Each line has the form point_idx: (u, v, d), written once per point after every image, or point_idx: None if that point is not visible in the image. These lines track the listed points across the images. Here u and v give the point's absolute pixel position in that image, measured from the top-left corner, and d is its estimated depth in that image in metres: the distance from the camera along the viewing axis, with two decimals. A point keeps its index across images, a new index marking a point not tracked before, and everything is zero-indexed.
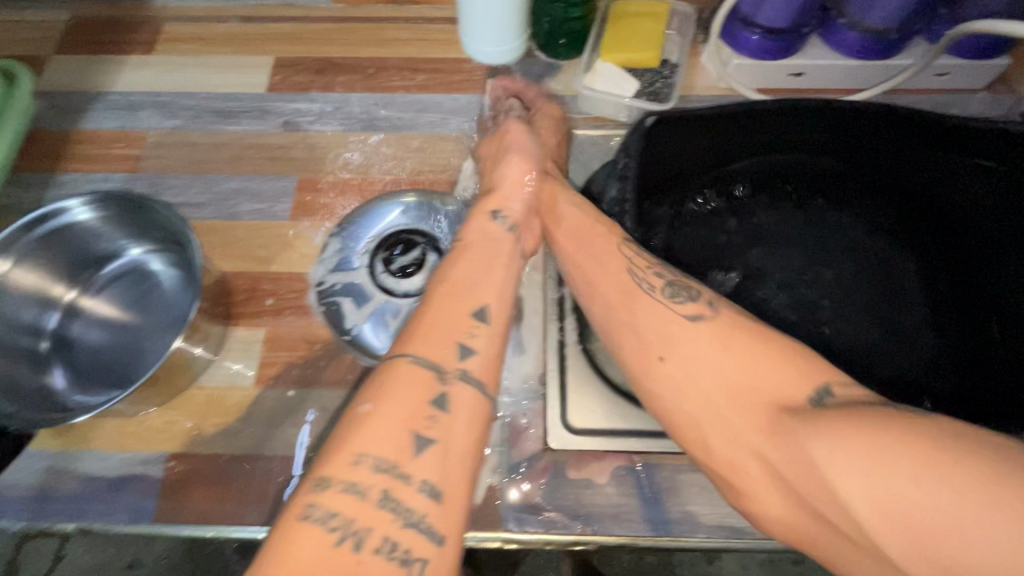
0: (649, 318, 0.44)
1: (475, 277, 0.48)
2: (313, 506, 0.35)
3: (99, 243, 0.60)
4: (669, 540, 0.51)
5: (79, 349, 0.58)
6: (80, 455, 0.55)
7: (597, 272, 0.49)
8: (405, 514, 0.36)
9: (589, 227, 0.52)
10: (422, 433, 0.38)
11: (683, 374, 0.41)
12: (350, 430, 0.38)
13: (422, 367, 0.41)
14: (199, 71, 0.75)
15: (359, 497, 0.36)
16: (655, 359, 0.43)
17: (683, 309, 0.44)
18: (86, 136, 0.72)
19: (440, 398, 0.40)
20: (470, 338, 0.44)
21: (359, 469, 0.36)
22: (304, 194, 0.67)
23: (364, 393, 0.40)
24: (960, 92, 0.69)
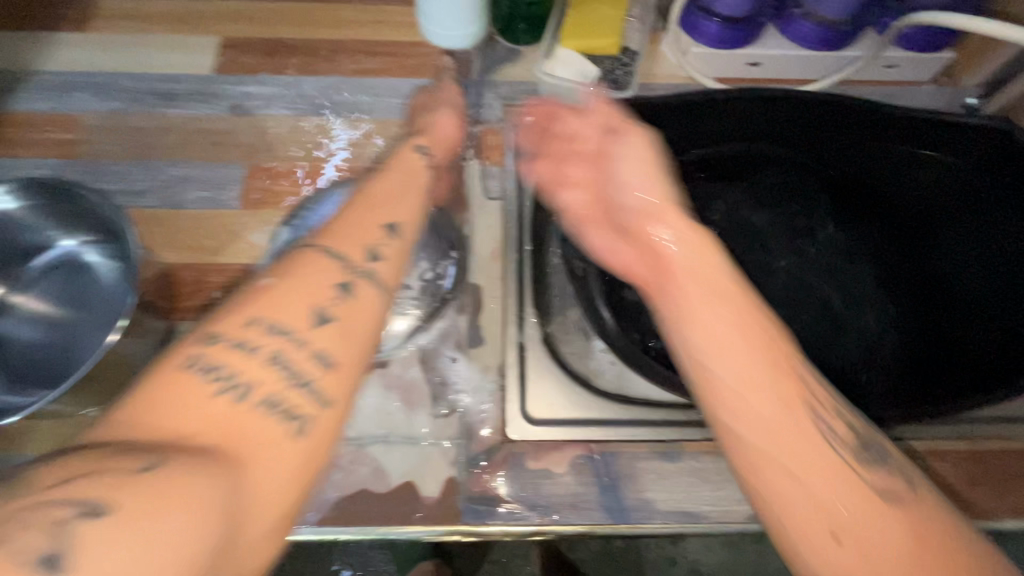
0: (829, 478, 0.36)
1: (393, 190, 0.49)
2: (201, 361, 0.34)
3: (26, 234, 0.56)
4: (626, 526, 0.52)
5: (8, 347, 0.55)
6: (11, 460, 0.52)
7: (758, 396, 0.38)
8: (294, 375, 0.36)
9: (755, 330, 0.40)
10: (322, 312, 0.38)
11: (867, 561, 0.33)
12: (248, 295, 0.38)
13: (329, 255, 0.41)
14: (138, 50, 0.71)
15: (245, 353, 0.35)
16: (829, 536, 0.34)
17: (874, 479, 0.36)
18: (13, 119, 0.67)
19: (348, 285, 0.40)
20: (381, 244, 0.44)
21: (252, 329, 0.36)
22: (255, 182, 0.64)
23: (267, 273, 0.40)
24: (908, 84, 0.70)
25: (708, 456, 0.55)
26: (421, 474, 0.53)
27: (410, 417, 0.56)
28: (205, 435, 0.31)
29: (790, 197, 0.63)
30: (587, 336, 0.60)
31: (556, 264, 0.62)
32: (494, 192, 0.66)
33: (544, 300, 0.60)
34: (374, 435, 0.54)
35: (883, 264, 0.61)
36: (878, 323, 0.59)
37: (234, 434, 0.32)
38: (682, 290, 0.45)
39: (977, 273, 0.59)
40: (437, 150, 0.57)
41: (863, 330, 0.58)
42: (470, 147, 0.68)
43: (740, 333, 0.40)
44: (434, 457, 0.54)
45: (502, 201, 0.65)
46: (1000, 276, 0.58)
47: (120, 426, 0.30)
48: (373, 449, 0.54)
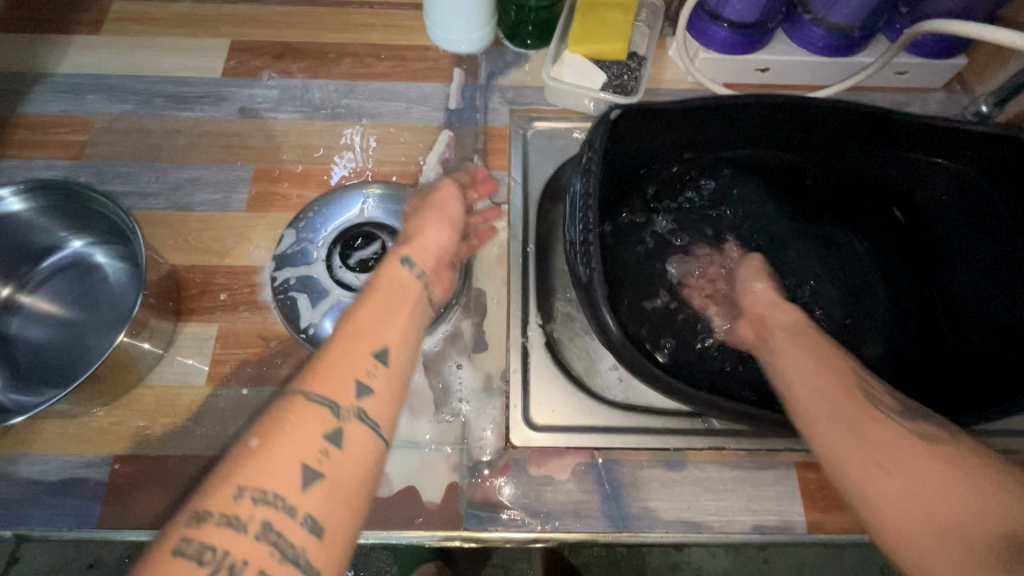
0: (884, 427, 0.39)
1: (389, 315, 0.43)
2: (187, 541, 0.30)
3: (37, 235, 0.57)
4: (628, 535, 0.51)
5: (18, 345, 0.55)
6: (18, 459, 0.53)
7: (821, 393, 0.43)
8: (283, 549, 0.31)
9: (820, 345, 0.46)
10: (312, 467, 0.33)
11: (917, 478, 0.35)
12: (232, 459, 0.33)
13: (319, 401, 0.36)
14: (150, 53, 0.72)
15: (235, 532, 0.31)
16: (875, 464, 0.37)
17: (910, 425, 0.39)
18: (26, 120, 0.68)
19: (337, 434, 0.35)
20: (372, 376, 0.39)
21: (239, 502, 0.31)
22: (262, 185, 0.65)
23: (252, 426, 0.35)
24: (918, 91, 0.70)
25: (712, 465, 0.54)
26: (423, 479, 0.53)
27: (412, 423, 0.55)
28: None
29: (780, 212, 0.66)
30: (590, 341, 0.60)
31: (558, 268, 0.62)
32: (500, 198, 0.66)
33: (547, 304, 0.60)
34: None
35: (871, 276, 0.63)
36: (877, 329, 0.61)
37: None
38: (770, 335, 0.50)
39: (967, 280, 0.60)
40: (429, 269, 0.50)
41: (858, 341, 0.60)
42: (476, 152, 0.68)
43: (802, 346, 0.47)
44: (437, 463, 0.54)
45: (508, 204, 0.65)
46: (998, 285, 0.59)
47: None
48: None
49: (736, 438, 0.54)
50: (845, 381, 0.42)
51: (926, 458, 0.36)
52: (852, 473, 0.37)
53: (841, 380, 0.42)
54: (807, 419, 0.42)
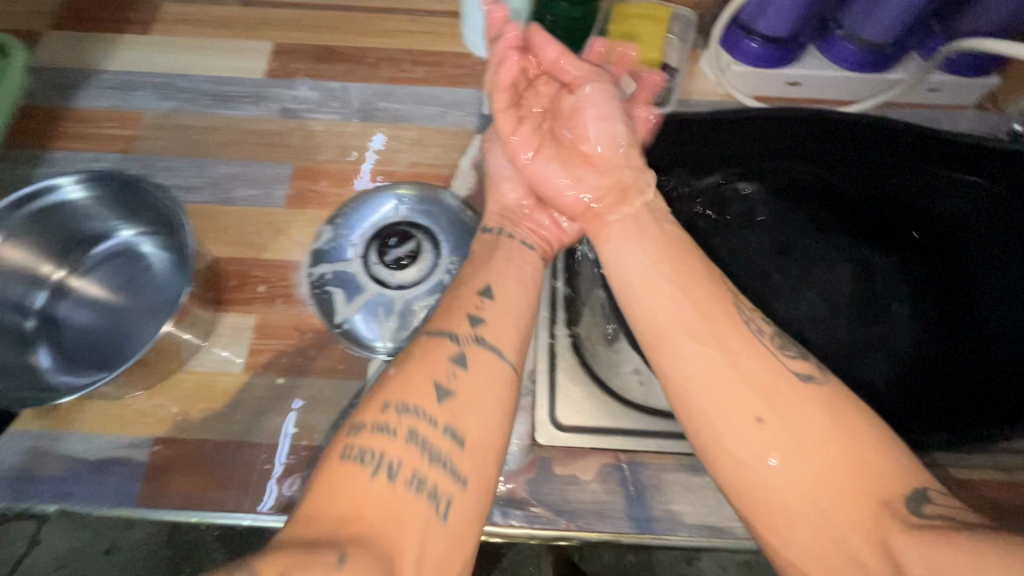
0: (759, 369, 0.39)
1: (482, 267, 0.50)
2: (351, 447, 0.37)
3: (90, 223, 0.60)
4: (651, 537, 0.52)
5: (66, 329, 0.58)
6: (62, 437, 0.55)
7: (706, 351, 0.40)
8: (432, 453, 0.37)
9: (697, 267, 0.45)
10: (443, 385, 0.39)
11: (788, 436, 0.36)
12: (378, 385, 0.40)
13: (436, 335, 0.43)
14: (196, 53, 0.74)
15: (387, 435, 0.37)
16: (753, 419, 0.37)
17: (792, 366, 0.40)
18: (78, 114, 0.71)
19: (461, 358, 0.41)
20: (481, 310, 0.45)
21: (388, 414, 0.38)
22: (301, 182, 0.67)
23: (395, 355, 0.43)
24: (949, 108, 0.70)
25: None
26: None
27: None
28: (371, 516, 0.34)
29: (805, 212, 0.64)
30: (614, 347, 0.60)
31: (584, 270, 0.63)
32: None
33: (573, 308, 0.61)
34: None
35: (897, 280, 0.60)
36: (908, 343, 0.58)
37: (392, 513, 0.34)
38: (636, 247, 0.47)
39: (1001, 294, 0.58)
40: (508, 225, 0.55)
41: (885, 348, 0.57)
42: None
43: (690, 266, 0.44)
44: None
45: None
46: None
47: (306, 514, 0.34)
48: None
49: None
50: (713, 317, 0.41)
51: (802, 411, 0.37)
52: (734, 448, 0.38)
53: (704, 308, 0.42)
54: (675, 372, 0.41)
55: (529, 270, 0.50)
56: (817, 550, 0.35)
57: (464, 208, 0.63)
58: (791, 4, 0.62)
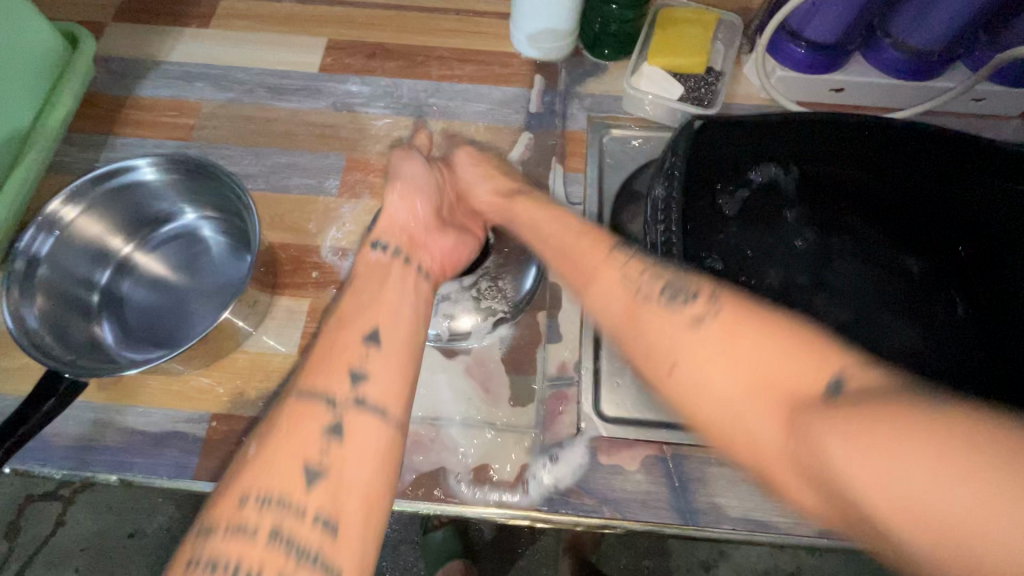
0: (658, 328, 0.40)
1: (368, 303, 0.48)
2: (200, 555, 0.35)
3: (157, 204, 0.62)
4: (695, 528, 0.53)
5: (129, 306, 0.60)
6: (125, 409, 0.57)
7: (626, 323, 0.42)
8: (297, 550, 0.35)
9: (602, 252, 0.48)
10: (313, 466, 0.38)
11: (699, 377, 0.36)
12: (239, 472, 0.39)
13: (313, 399, 0.41)
14: (253, 47, 0.77)
15: (247, 537, 0.35)
16: (665, 366, 0.38)
17: (683, 314, 0.39)
18: (141, 103, 0.73)
19: (333, 426, 0.40)
20: (365, 361, 0.43)
21: (246, 510, 0.36)
22: (353, 173, 0.69)
23: (253, 437, 0.41)
24: (993, 118, 0.71)
25: None
26: (497, 457, 0.56)
27: (487, 407, 0.58)
28: None
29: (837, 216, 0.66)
30: None
31: None
32: (576, 197, 0.69)
33: None
34: (452, 417, 0.58)
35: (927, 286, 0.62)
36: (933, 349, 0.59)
37: None
38: (596, 266, 0.47)
39: None
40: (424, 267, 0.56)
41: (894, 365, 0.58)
42: (554, 154, 0.71)
43: (598, 255, 0.48)
44: (511, 444, 0.56)
45: (584, 204, 0.68)
46: None
47: None
48: (449, 429, 0.57)
49: None
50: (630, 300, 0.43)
51: (694, 349, 0.37)
52: (673, 393, 0.37)
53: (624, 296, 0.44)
54: (614, 325, 0.43)
55: (414, 305, 0.50)
56: (748, 454, 0.34)
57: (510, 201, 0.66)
58: (840, 9, 0.63)
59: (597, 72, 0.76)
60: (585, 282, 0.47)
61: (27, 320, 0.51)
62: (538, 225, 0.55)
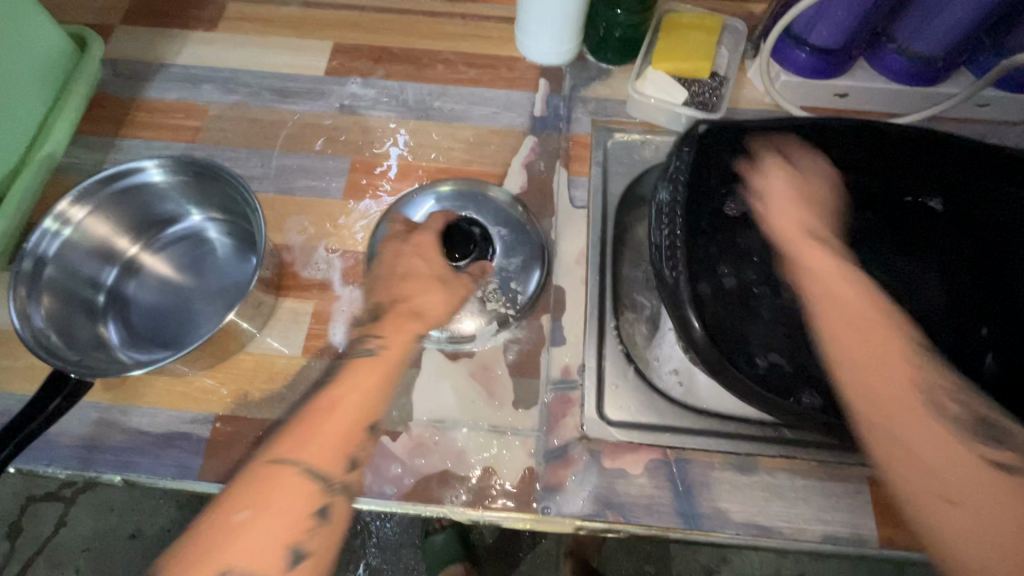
0: (940, 454, 0.41)
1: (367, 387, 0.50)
2: None
3: (164, 206, 0.62)
4: (698, 533, 0.53)
5: (134, 306, 0.60)
6: (129, 410, 0.57)
7: (905, 427, 0.42)
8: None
9: (888, 343, 0.46)
10: (298, 549, 0.43)
11: (980, 519, 0.38)
12: (217, 539, 0.41)
13: (309, 479, 0.44)
14: (259, 51, 0.77)
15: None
16: (941, 498, 0.39)
17: (992, 453, 0.41)
18: (149, 105, 0.74)
19: (324, 509, 0.44)
20: (362, 451, 0.48)
21: None
22: (357, 176, 0.69)
23: (238, 499, 0.43)
24: (998, 123, 0.71)
25: (783, 472, 0.55)
26: (500, 460, 0.56)
27: (490, 410, 0.58)
28: None
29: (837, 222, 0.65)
30: (653, 343, 0.62)
31: (630, 276, 0.65)
32: (580, 201, 0.68)
33: (621, 311, 0.63)
34: (455, 420, 0.58)
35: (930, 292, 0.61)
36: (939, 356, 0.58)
37: None
38: (882, 347, 0.45)
39: None
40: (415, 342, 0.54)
41: None
42: (559, 157, 0.71)
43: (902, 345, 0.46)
44: (514, 447, 0.56)
45: (587, 208, 0.68)
46: None
47: None
48: (452, 431, 0.57)
49: (807, 447, 0.55)
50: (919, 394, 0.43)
51: (974, 487, 0.39)
52: (915, 506, 0.40)
53: (897, 389, 0.43)
54: (862, 412, 0.44)
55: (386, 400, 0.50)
56: None
57: (513, 203, 0.66)
58: (845, 15, 0.63)
59: (601, 76, 0.76)
60: (849, 363, 0.45)
61: (33, 320, 0.51)
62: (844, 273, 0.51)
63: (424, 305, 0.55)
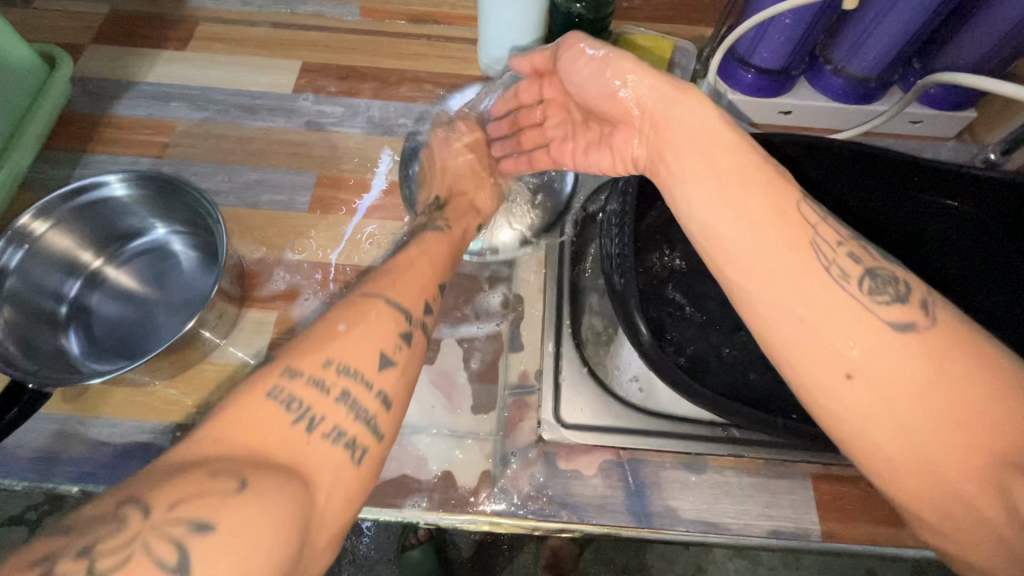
0: (834, 317, 0.39)
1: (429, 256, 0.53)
2: (279, 388, 0.37)
3: (129, 219, 0.64)
4: (650, 531, 0.54)
5: (96, 319, 0.61)
6: (88, 421, 0.57)
7: (792, 297, 0.39)
8: (357, 410, 0.39)
9: (771, 207, 0.42)
10: (388, 354, 0.42)
11: (880, 391, 0.36)
12: (323, 338, 0.41)
13: (393, 308, 0.45)
14: (229, 69, 0.79)
15: (322, 391, 0.38)
16: (841, 365, 0.37)
17: (888, 309, 0.39)
18: (118, 121, 0.75)
19: (407, 334, 0.44)
20: (434, 303, 0.49)
21: (329, 369, 0.39)
22: (323, 189, 0.71)
23: (338, 314, 0.43)
24: (931, 138, 0.76)
25: (731, 471, 0.57)
26: (459, 464, 0.57)
27: (449, 415, 0.60)
28: (274, 453, 0.34)
29: None
30: (612, 351, 0.64)
31: (588, 288, 0.67)
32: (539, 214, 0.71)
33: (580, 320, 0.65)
34: (415, 425, 0.59)
35: None
36: None
37: (300, 457, 0.35)
38: (759, 204, 0.42)
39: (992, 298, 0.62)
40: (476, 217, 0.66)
41: None
42: None
43: (770, 204, 0.42)
44: (473, 451, 0.58)
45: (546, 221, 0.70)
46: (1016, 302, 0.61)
47: (205, 443, 0.34)
48: (412, 437, 0.58)
49: (753, 447, 0.57)
50: (798, 246, 0.41)
51: (872, 353, 0.37)
52: (814, 387, 0.38)
53: (784, 252, 0.41)
54: (752, 285, 0.41)
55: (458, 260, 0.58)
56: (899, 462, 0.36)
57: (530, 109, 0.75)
58: (783, 39, 0.67)
59: None
60: (730, 228, 0.42)
61: None
62: (716, 146, 0.46)
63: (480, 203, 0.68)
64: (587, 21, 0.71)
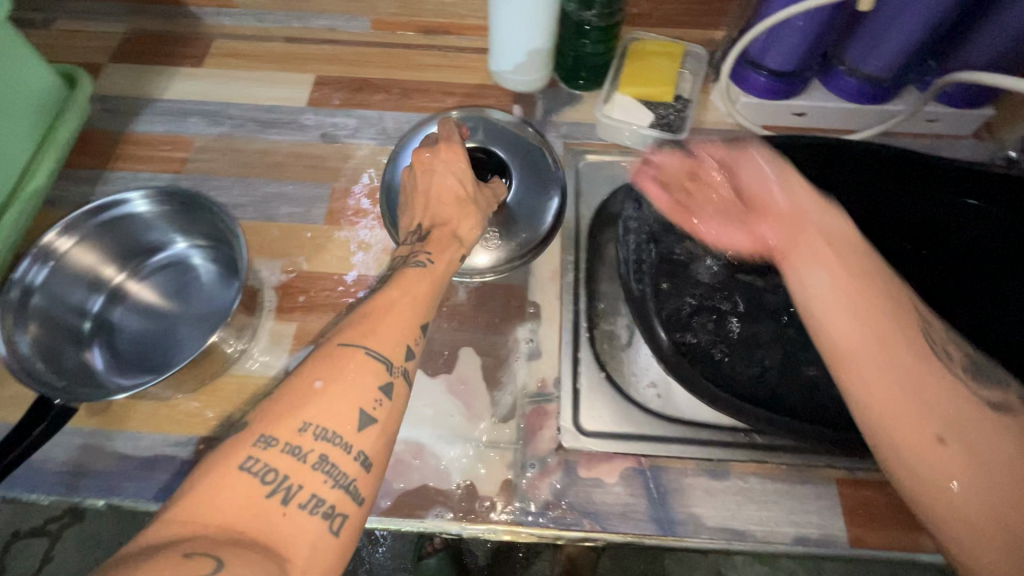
0: (930, 385, 0.42)
1: (405, 296, 0.50)
2: (254, 460, 0.37)
3: (150, 235, 0.65)
4: (673, 539, 0.54)
5: (119, 333, 0.62)
6: (114, 435, 0.58)
7: (887, 363, 0.43)
8: (337, 477, 0.39)
9: (884, 297, 0.46)
10: (368, 412, 0.41)
11: (971, 457, 0.40)
12: (300, 398, 0.40)
13: (374, 357, 0.43)
14: (244, 84, 0.80)
15: (298, 459, 0.38)
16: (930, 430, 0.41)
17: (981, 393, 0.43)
18: (137, 138, 0.77)
19: (388, 386, 0.43)
20: (417, 345, 0.48)
21: (304, 435, 0.39)
22: (339, 201, 0.72)
23: (315, 367, 0.42)
24: (948, 137, 0.75)
25: (755, 477, 0.57)
26: (479, 475, 0.57)
27: (469, 424, 0.60)
28: (249, 532, 0.34)
29: None
30: (629, 356, 0.64)
31: (606, 291, 0.67)
32: None
33: (603, 323, 0.65)
34: (435, 434, 0.59)
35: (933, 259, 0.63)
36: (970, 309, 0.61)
37: (275, 534, 0.35)
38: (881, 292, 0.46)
39: None
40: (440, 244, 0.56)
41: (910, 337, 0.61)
42: None
43: (884, 300, 0.46)
44: (493, 460, 0.58)
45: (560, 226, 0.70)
46: None
47: (180, 524, 0.33)
48: (433, 447, 0.58)
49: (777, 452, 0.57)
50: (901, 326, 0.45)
51: (963, 423, 0.41)
52: (904, 440, 0.41)
53: (886, 338, 0.44)
54: (852, 352, 0.44)
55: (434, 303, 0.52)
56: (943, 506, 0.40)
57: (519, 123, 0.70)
58: (796, 41, 0.67)
59: (572, 102, 0.80)
60: (849, 313, 0.45)
61: (19, 348, 0.53)
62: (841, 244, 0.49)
63: (463, 231, 0.58)
64: (596, 29, 0.71)
